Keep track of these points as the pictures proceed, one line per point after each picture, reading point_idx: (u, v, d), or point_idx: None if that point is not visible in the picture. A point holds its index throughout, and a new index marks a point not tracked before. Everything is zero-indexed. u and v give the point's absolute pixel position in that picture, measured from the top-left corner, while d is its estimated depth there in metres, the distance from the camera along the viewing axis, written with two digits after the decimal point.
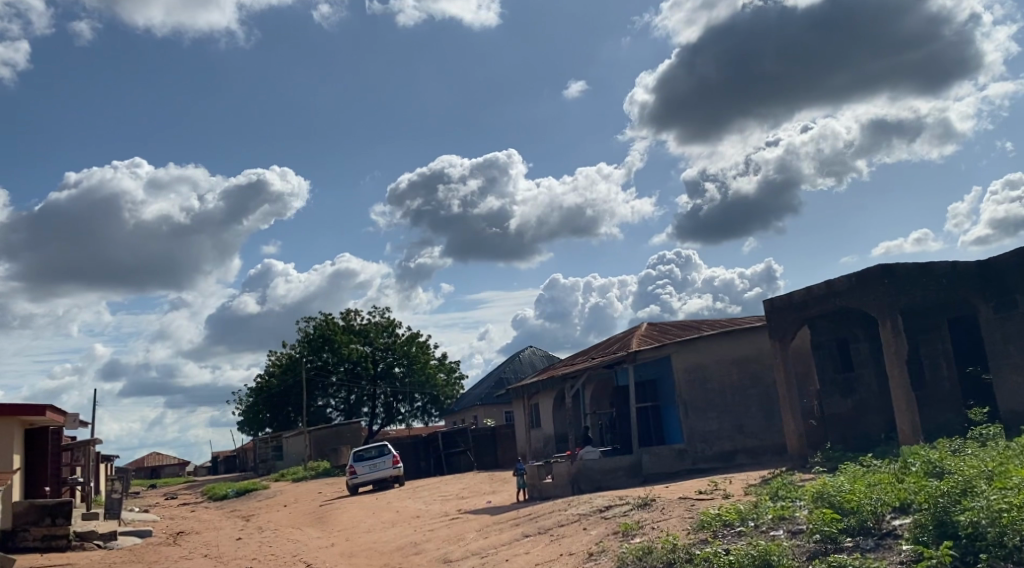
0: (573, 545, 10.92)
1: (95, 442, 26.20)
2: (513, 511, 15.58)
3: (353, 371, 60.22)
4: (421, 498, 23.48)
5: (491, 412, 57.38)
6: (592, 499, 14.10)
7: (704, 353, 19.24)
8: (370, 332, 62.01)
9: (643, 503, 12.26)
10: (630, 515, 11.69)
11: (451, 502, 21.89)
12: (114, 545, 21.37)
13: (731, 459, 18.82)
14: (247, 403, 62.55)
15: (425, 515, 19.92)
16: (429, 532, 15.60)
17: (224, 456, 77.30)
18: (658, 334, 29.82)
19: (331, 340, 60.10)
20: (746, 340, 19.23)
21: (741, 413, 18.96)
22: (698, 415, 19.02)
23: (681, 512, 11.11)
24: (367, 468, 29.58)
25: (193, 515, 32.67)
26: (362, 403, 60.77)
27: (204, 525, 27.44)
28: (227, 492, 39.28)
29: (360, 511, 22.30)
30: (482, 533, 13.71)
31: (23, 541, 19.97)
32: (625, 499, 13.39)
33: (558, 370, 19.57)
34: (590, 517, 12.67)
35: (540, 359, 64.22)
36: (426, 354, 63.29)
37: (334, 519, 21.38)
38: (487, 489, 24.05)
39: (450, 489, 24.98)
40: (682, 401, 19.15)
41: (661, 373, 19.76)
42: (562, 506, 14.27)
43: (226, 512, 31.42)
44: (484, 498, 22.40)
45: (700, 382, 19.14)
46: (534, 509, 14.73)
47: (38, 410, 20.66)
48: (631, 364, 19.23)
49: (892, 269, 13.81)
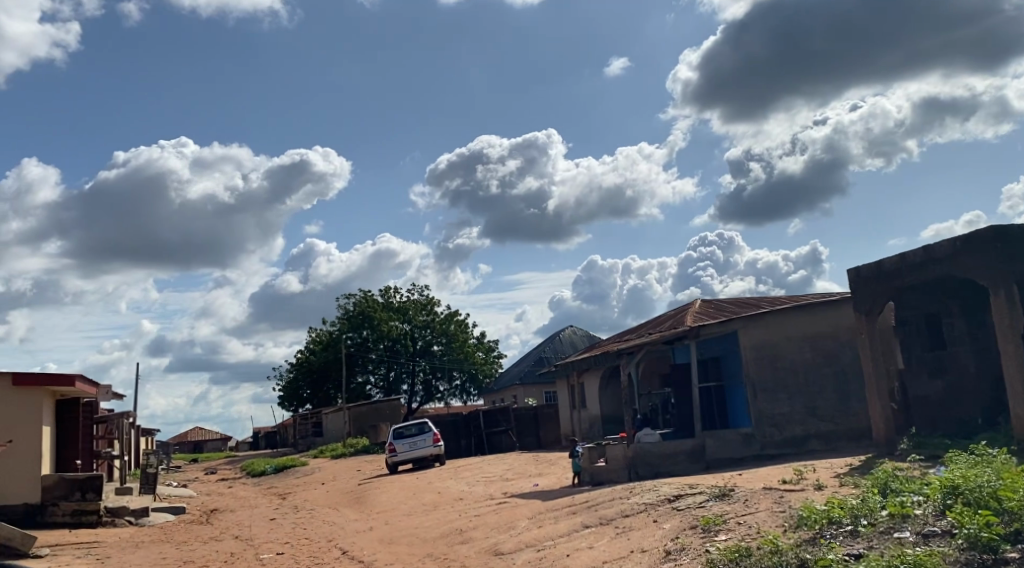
0: (646, 541, 9.56)
1: (129, 415, 25.21)
2: (567, 497, 14.25)
3: (391, 349, 59.41)
4: (463, 480, 22.22)
5: (531, 391, 56.10)
6: (658, 486, 12.71)
7: (774, 330, 17.81)
8: (409, 309, 61.14)
9: (720, 494, 10.85)
10: (707, 508, 10.26)
11: (495, 485, 20.58)
12: (146, 522, 20.29)
13: (803, 444, 17.46)
14: (287, 380, 61.98)
15: (468, 498, 18.62)
16: (475, 517, 14.25)
17: (265, 433, 77.08)
18: (710, 312, 28.32)
19: (370, 317, 59.44)
20: (818, 316, 17.86)
21: (815, 394, 17.64)
22: (767, 396, 17.54)
23: (770, 505, 9.74)
24: (408, 446, 28.45)
25: (229, 492, 31.77)
26: (401, 380, 59.68)
27: (239, 502, 26.43)
28: (265, 468, 38.44)
29: (400, 492, 21.08)
30: (535, 522, 12.31)
31: (52, 517, 18.95)
32: (697, 488, 11.99)
33: (614, 347, 18.11)
34: (658, 507, 11.27)
35: (581, 338, 62.71)
36: (465, 333, 62.12)
37: (372, 500, 20.17)
38: (533, 471, 22.75)
39: (494, 470, 23.71)
40: (750, 381, 17.65)
41: (726, 350, 18.28)
42: (624, 493, 12.87)
43: (263, 490, 30.43)
44: (530, 480, 21.08)
45: (769, 360, 17.66)
46: (592, 496, 13.36)
47: (67, 381, 19.55)
48: (694, 340, 17.68)
49: (1006, 231, 12.29)
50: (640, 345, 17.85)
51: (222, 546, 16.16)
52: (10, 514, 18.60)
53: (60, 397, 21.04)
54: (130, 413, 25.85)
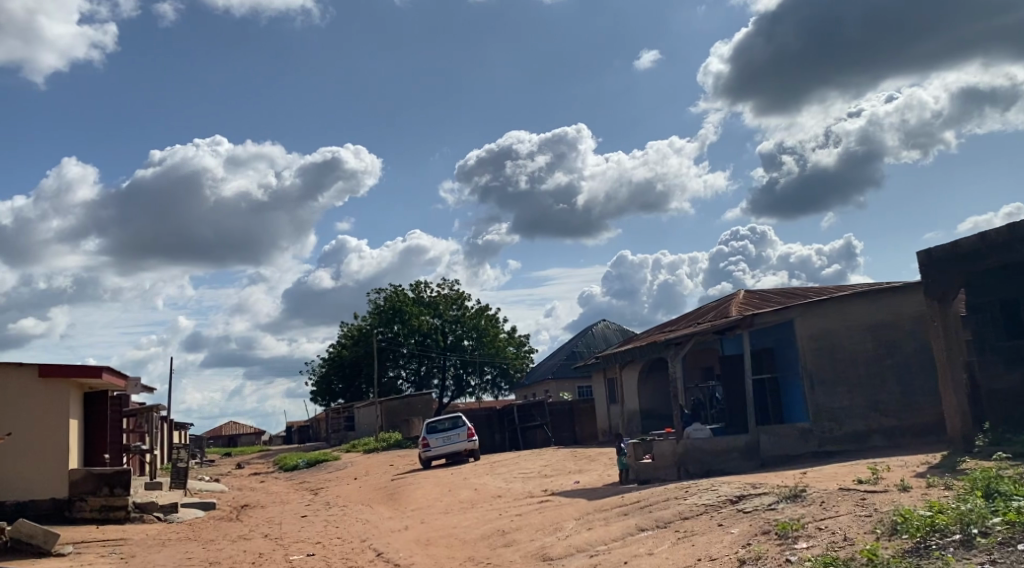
0: (715, 548, 8.59)
1: (159, 408, 24.48)
2: (617, 496, 13.31)
3: (422, 344, 58.72)
4: (500, 476, 21.33)
5: (564, 387, 55.08)
6: (717, 485, 11.73)
7: (833, 319, 16.88)
8: (440, 304, 60.38)
9: (792, 495, 9.87)
10: (779, 511, 9.28)
11: (534, 481, 19.64)
12: (175, 518, 19.46)
13: (864, 441, 16.51)
14: (318, 374, 61.51)
15: (507, 496, 17.69)
16: (518, 517, 13.31)
17: (297, 427, 76.76)
18: (753, 303, 27.20)
19: (401, 311, 58.77)
20: (878, 304, 16.95)
21: (876, 387, 16.68)
22: (825, 390, 16.58)
23: (852, 508, 8.74)
24: (441, 441, 27.58)
25: (260, 487, 31.10)
26: (432, 375, 59.28)
27: (270, 498, 25.71)
28: (297, 462, 37.84)
29: (435, 488, 20.20)
30: (584, 524, 11.37)
31: (80, 512, 18.17)
32: (762, 488, 11.01)
33: (661, 340, 17.05)
34: (720, 510, 10.31)
35: (614, 333, 61.56)
36: (496, 327, 61.22)
37: (407, 497, 19.30)
38: (573, 468, 21.72)
39: (533, 466, 22.78)
40: (808, 373, 16.67)
41: (779, 340, 17.27)
42: (680, 492, 11.90)
43: (294, 485, 29.71)
44: (571, 477, 20.08)
45: (827, 351, 16.73)
46: (645, 495, 12.40)
47: (94, 372, 18.82)
48: (748, 331, 16.68)
49: None
50: (689, 336, 16.80)
51: (250, 545, 15.34)
52: (36, 510, 17.86)
53: (88, 389, 20.23)
54: (160, 405, 25.11)
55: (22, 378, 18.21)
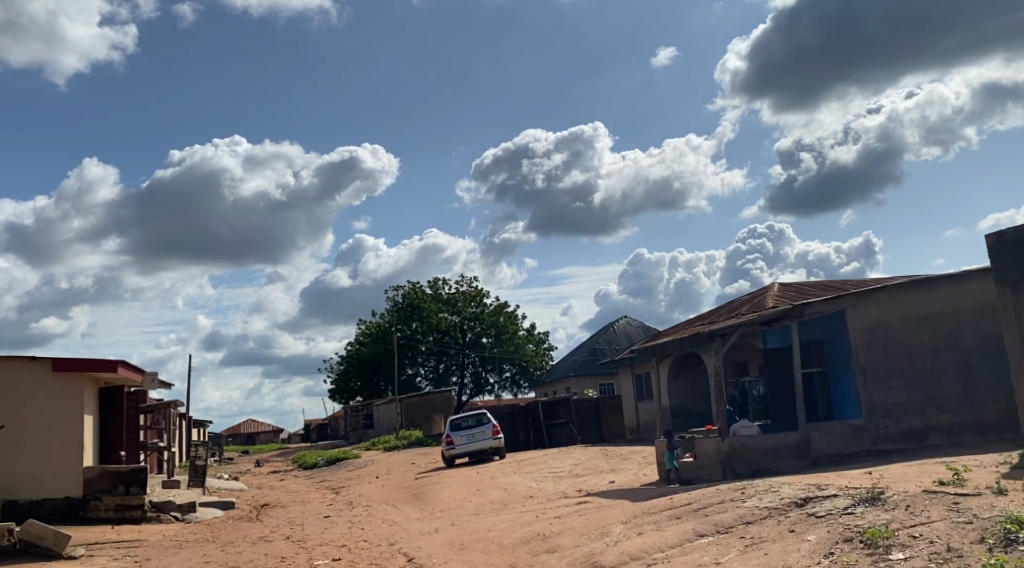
0: (793, 558, 7.68)
1: (176, 404, 23.73)
2: (663, 497, 12.42)
3: (441, 341, 58.00)
4: (529, 475, 20.42)
5: (585, 384, 54.11)
6: (777, 486, 10.86)
7: (886, 310, 16.00)
8: (458, 301, 59.62)
9: (870, 497, 8.95)
10: (859, 517, 8.37)
11: (567, 480, 18.75)
12: (193, 518, 18.58)
13: (921, 438, 15.64)
14: (336, 372, 60.75)
15: (540, 495, 16.76)
16: (558, 518, 12.39)
17: (315, 425, 76.11)
18: (787, 295, 26.31)
19: (419, 309, 58.11)
20: (934, 294, 16.04)
21: (933, 382, 15.79)
22: (879, 384, 15.70)
23: (948, 514, 7.80)
24: (466, 439, 26.69)
25: (279, 486, 30.33)
26: (450, 372, 58.48)
27: (290, 497, 24.92)
28: (317, 460, 37.12)
29: (462, 488, 19.33)
30: (634, 528, 10.44)
31: (94, 512, 17.32)
32: (829, 490, 10.12)
33: (703, 332, 16.12)
34: (787, 515, 9.40)
35: (635, 329, 60.58)
36: (515, 324, 60.40)
37: (433, 497, 18.45)
38: (605, 466, 20.67)
39: (562, 465, 21.89)
40: (861, 366, 15.78)
41: (829, 332, 16.36)
42: (736, 494, 11.01)
43: (314, 484, 28.88)
44: (605, 475, 19.13)
45: (881, 343, 15.86)
46: (695, 496, 11.52)
47: (108, 366, 17.95)
48: (796, 321, 15.76)
49: None
50: (733, 327, 15.87)
51: (272, 548, 14.49)
52: (49, 509, 17.10)
53: (103, 383, 19.44)
54: (178, 402, 24.37)
55: (35, 372, 17.43)
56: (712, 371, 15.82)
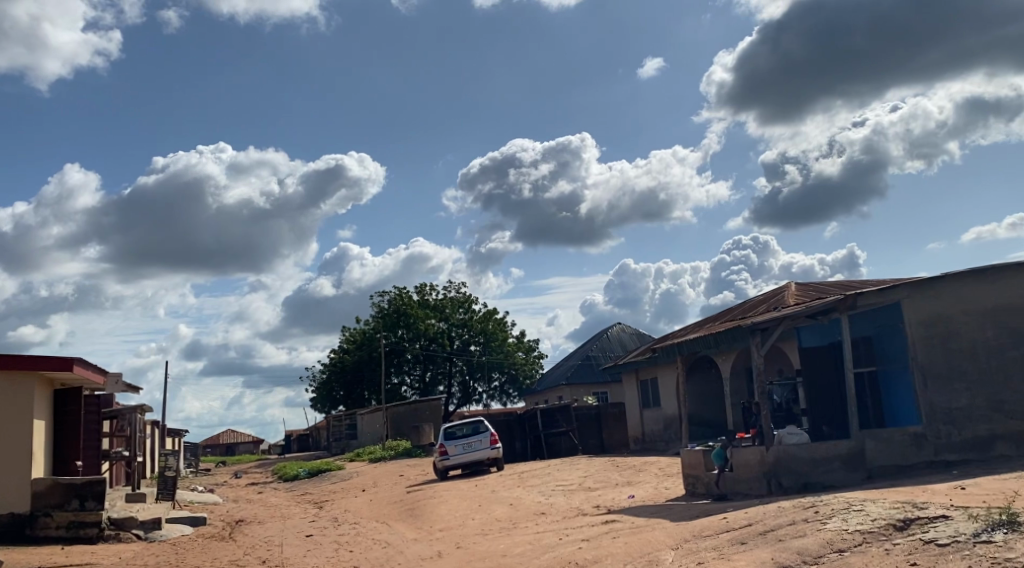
0: None
1: (144, 409, 21.58)
2: (711, 516, 10.44)
3: (427, 349, 55.84)
4: (534, 489, 18.44)
5: (578, 392, 52.11)
6: (860, 505, 8.89)
7: (946, 302, 14.09)
8: (446, 307, 57.49)
9: (1004, 519, 7.05)
10: (1004, 548, 6.53)
11: (579, 495, 16.73)
12: (157, 537, 16.35)
13: (988, 448, 13.71)
14: (319, 381, 58.52)
15: (553, 512, 14.78)
16: (586, 541, 10.36)
17: (298, 435, 73.78)
18: (806, 293, 24.49)
19: (406, 315, 55.90)
20: (1002, 283, 14.13)
21: (1000, 384, 13.87)
22: (940, 386, 13.77)
23: None
24: (461, 449, 24.64)
25: (257, 499, 28.17)
26: (438, 381, 56.46)
27: (269, 512, 22.79)
28: (299, 471, 34.99)
29: (461, 503, 17.27)
30: (690, 557, 8.44)
31: (43, 530, 15.13)
32: (936, 509, 8.15)
33: (742, 324, 14.09)
34: (894, 542, 7.46)
35: (628, 335, 58.64)
36: (504, 331, 58.32)
37: (430, 515, 16.38)
38: (619, 479, 18.64)
39: (569, 477, 19.84)
40: (919, 366, 13.86)
41: (881, 327, 14.46)
42: (809, 514, 9.02)
43: (295, 498, 26.75)
44: (621, 489, 17.10)
45: (941, 340, 13.94)
46: (755, 515, 9.56)
47: (62, 364, 15.76)
48: (847, 314, 13.86)
49: None
50: (775, 317, 13.87)
51: None
52: None
53: (59, 385, 17.27)
54: (147, 407, 22.25)
55: None
56: (751, 369, 13.78)
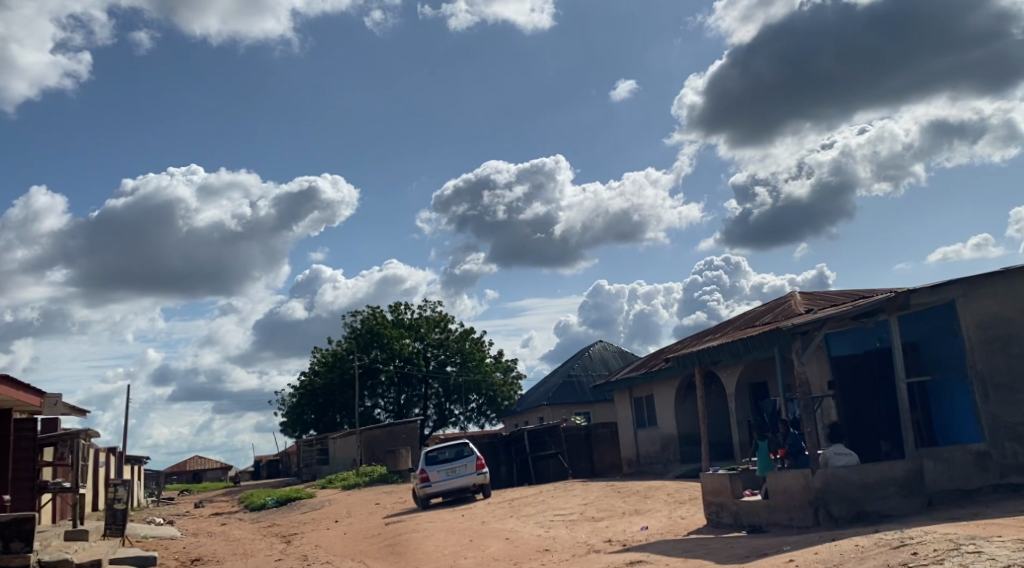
0: None
1: (90, 436, 19.41)
2: (763, 558, 8.52)
3: (402, 370, 53.66)
4: (530, 520, 16.46)
5: (559, 413, 50.09)
6: (974, 546, 6.99)
7: (1009, 300, 12.03)
8: (421, 326, 55.34)
9: None
10: None
11: (583, 528, 14.79)
12: None
13: None
14: (289, 404, 56.13)
15: (559, 549, 12.81)
16: None
17: (268, 460, 71.21)
18: (812, 301, 22.87)
19: (379, 335, 53.65)
20: None
21: None
22: (1005, 398, 11.79)
23: None
24: (444, 475, 22.57)
25: (221, 531, 25.93)
26: (413, 404, 54.28)
27: (231, 548, 20.62)
28: (268, 500, 32.74)
29: (448, 537, 15.27)
30: None
31: None
32: None
33: (780, 328, 12.00)
34: None
35: (611, 354, 56.72)
36: (481, 351, 56.24)
37: (413, 551, 14.36)
38: (625, 506, 16.75)
39: (566, 507, 17.87)
40: (979, 376, 11.89)
41: (933, 332, 12.59)
42: (907, 559, 7.11)
43: (262, 530, 24.56)
44: (631, 519, 15.18)
45: (1003, 345, 11.94)
46: (830, 557, 7.65)
47: None
48: (896, 316, 11.97)
49: None
50: (818, 320, 11.83)
51: None
52: None
53: None
54: (94, 433, 20.08)
55: None
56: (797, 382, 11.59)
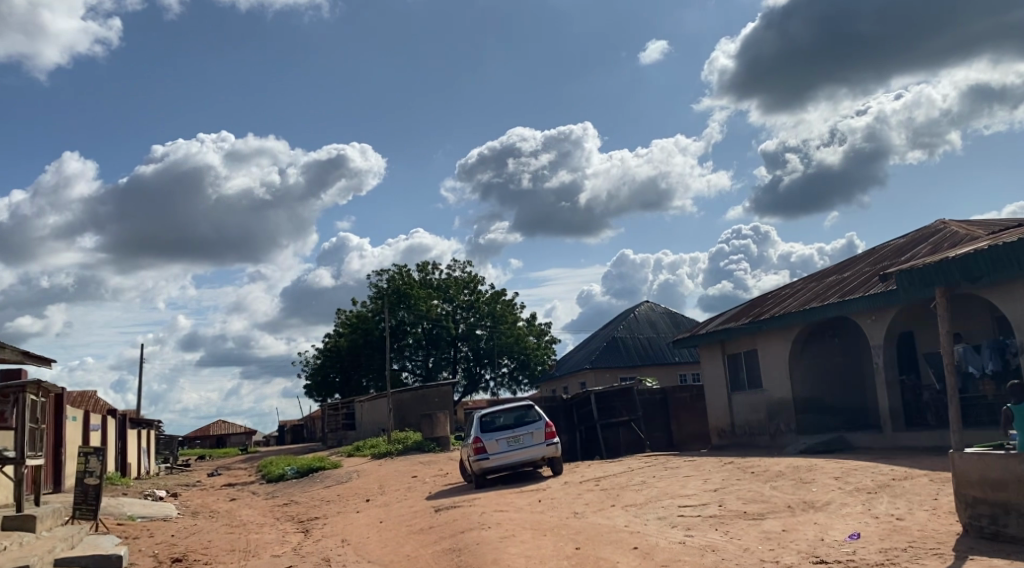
0: None
1: (40, 388, 14.59)
2: None
3: (431, 332, 48.74)
4: (647, 515, 11.37)
5: (604, 377, 45.03)
6: None
7: None
8: (450, 287, 50.49)
9: None
10: None
11: (747, 533, 9.64)
12: None
13: None
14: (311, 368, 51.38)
15: None
16: None
17: (292, 425, 66.68)
18: (974, 226, 17.85)
19: (405, 295, 48.74)
20: None
21: None
22: None
23: None
24: (505, 446, 17.62)
25: (225, 511, 21.11)
26: (442, 368, 49.44)
27: (231, 537, 15.73)
28: (284, 470, 27.95)
29: (539, 539, 10.16)
30: None
31: None
32: None
33: None
34: None
35: (659, 316, 51.36)
36: (514, 313, 51.11)
37: (491, 563, 9.23)
38: (781, 496, 11.68)
39: (689, 494, 12.72)
40: None
41: None
42: None
43: (272, 511, 19.70)
44: (813, 517, 10.07)
45: None
46: None
47: None
48: None
49: None
50: None
51: None
52: None
53: None
54: (50, 386, 15.28)
55: None
56: None
